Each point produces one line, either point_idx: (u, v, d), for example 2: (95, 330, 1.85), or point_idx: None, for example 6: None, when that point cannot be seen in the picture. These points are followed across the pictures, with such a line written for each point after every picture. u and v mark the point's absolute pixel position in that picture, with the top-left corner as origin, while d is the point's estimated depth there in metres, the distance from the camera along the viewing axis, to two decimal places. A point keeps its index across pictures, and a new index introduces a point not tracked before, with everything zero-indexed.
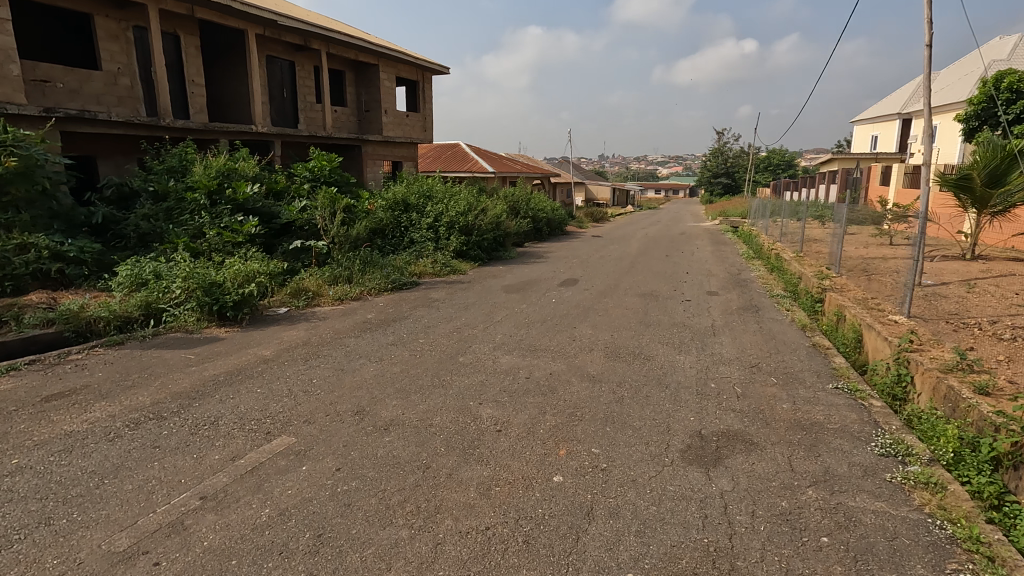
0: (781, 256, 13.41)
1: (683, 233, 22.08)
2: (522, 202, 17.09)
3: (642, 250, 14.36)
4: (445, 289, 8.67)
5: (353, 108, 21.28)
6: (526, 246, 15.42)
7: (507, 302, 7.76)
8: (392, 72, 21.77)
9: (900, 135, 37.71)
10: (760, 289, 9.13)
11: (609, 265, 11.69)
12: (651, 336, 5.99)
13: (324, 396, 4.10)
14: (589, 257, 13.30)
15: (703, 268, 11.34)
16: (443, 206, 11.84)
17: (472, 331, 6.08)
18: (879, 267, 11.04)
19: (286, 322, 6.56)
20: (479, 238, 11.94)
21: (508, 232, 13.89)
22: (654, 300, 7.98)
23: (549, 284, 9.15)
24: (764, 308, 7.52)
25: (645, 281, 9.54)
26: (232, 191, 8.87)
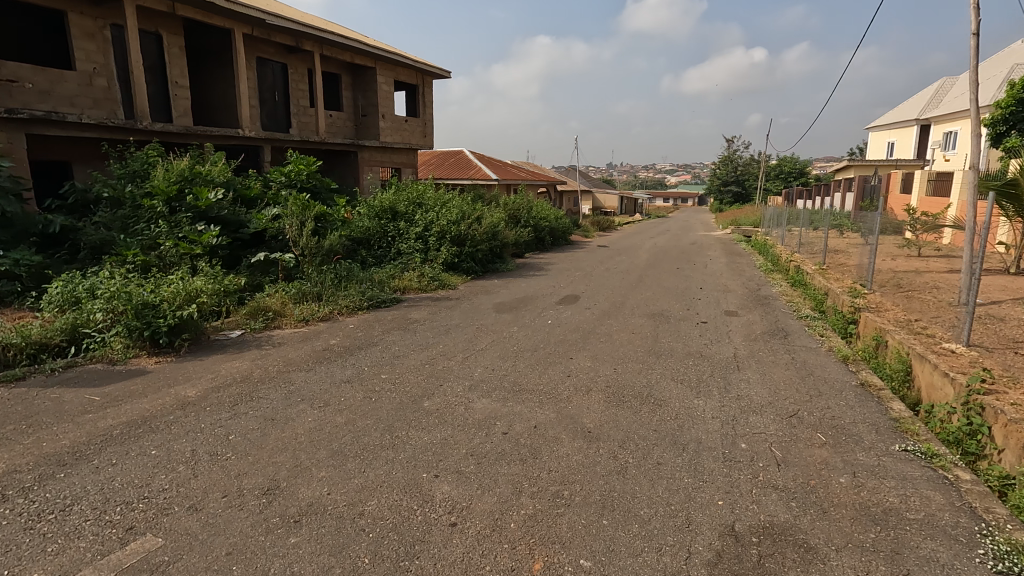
0: (801, 269, 12.33)
1: (694, 243, 21.04)
2: (523, 211, 16.14)
3: (651, 262, 13.35)
4: (429, 309, 7.71)
5: (348, 112, 20.52)
6: (526, 257, 14.46)
7: (496, 324, 6.78)
8: (390, 76, 21.00)
9: (918, 142, 36.50)
10: (783, 308, 8.07)
11: (614, 279, 10.68)
12: (661, 371, 5.00)
13: (233, 463, 3.13)
14: (593, 270, 12.30)
15: (718, 283, 10.31)
16: (433, 213, 10.93)
17: (448, 363, 5.12)
18: (914, 283, 9.96)
19: (233, 350, 5.61)
20: (473, 249, 10.98)
21: (506, 242, 12.93)
22: (665, 322, 6.96)
23: (546, 302, 8.18)
24: (793, 333, 6.48)
25: (653, 299, 8.54)
26: (193, 198, 7.94)
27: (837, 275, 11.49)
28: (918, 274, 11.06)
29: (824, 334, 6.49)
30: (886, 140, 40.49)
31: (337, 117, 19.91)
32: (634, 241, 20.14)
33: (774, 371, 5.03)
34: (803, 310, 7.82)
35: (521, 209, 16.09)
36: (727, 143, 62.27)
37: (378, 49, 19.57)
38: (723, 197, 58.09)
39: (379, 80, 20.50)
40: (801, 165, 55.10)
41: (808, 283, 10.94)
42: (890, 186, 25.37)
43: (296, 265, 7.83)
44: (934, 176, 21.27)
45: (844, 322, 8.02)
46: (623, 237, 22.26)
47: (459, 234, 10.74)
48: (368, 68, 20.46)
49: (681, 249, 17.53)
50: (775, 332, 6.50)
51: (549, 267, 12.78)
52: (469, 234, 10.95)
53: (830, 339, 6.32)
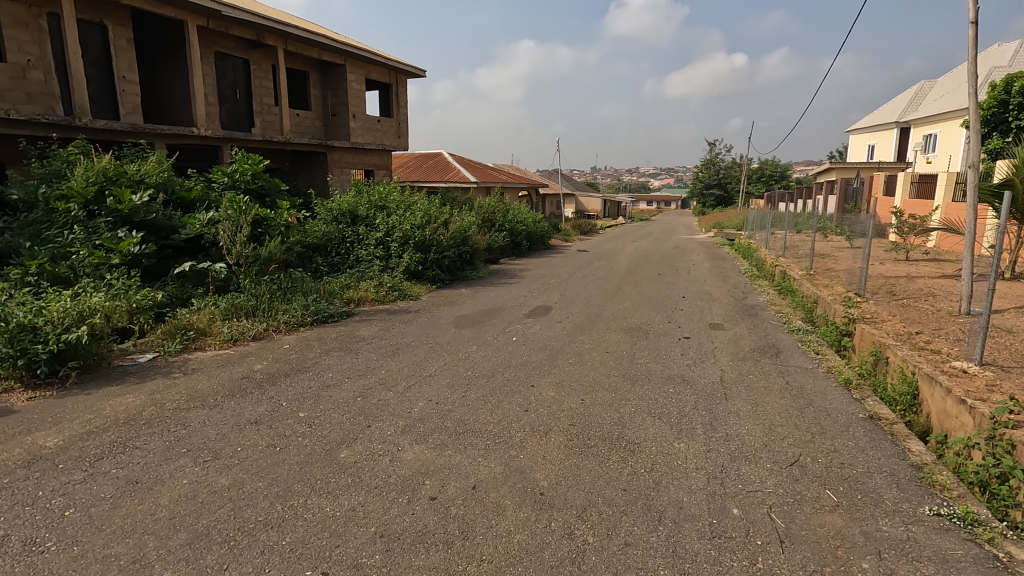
0: (788, 275, 11.72)
1: (677, 247, 20.45)
2: (498, 214, 15.36)
3: (632, 268, 12.66)
4: (381, 324, 6.89)
5: (317, 112, 19.61)
6: (501, 263, 13.70)
7: (454, 343, 5.99)
8: (361, 74, 20.13)
9: (898, 145, 36.57)
10: (772, 319, 7.40)
11: (592, 287, 9.95)
12: (636, 402, 4.25)
13: (49, 560, 2.29)
14: (570, 277, 11.57)
15: (701, 290, 9.64)
16: (396, 217, 10.11)
17: (384, 396, 4.32)
18: (908, 289, 9.38)
19: (135, 379, 4.73)
20: (439, 255, 10.17)
21: (478, 248, 12.16)
22: (643, 338, 6.24)
23: (514, 315, 7.41)
24: (785, 350, 5.79)
25: (632, 310, 7.81)
26: (114, 200, 6.96)
27: (825, 281, 10.90)
28: (911, 280, 10.51)
29: (820, 351, 5.80)
30: (867, 143, 40.54)
31: (304, 117, 18.98)
32: (616, 245, 19.49)
33: (766, 400, 4.31)
34: (794, 322, 7.16)
35: (495, 213, 15.31)
36: (710, 146, 62.33)
37: (347, 45, 18.70)
38: (706, 200, 57.99)
39: (349, 78, 19.61)
40: (783, 168, 55.20)
41: (796, 291, 10.32)
42: (873, 189, 25.11)
43: (230, 276, 6.95)
44: (918, 177, 20.98)
45: (836, 334, 7.37)
46: (605, 241, 21.61)
47: (423, 240, 9.94)
48: (337, 66, 19.57)
49: (663, 253, 16.91)
50: (764, 349, 5.82)
51: (524, 274, 12.02)
52: (435, 240, 10.15)
53: (828, 357, 5.63)
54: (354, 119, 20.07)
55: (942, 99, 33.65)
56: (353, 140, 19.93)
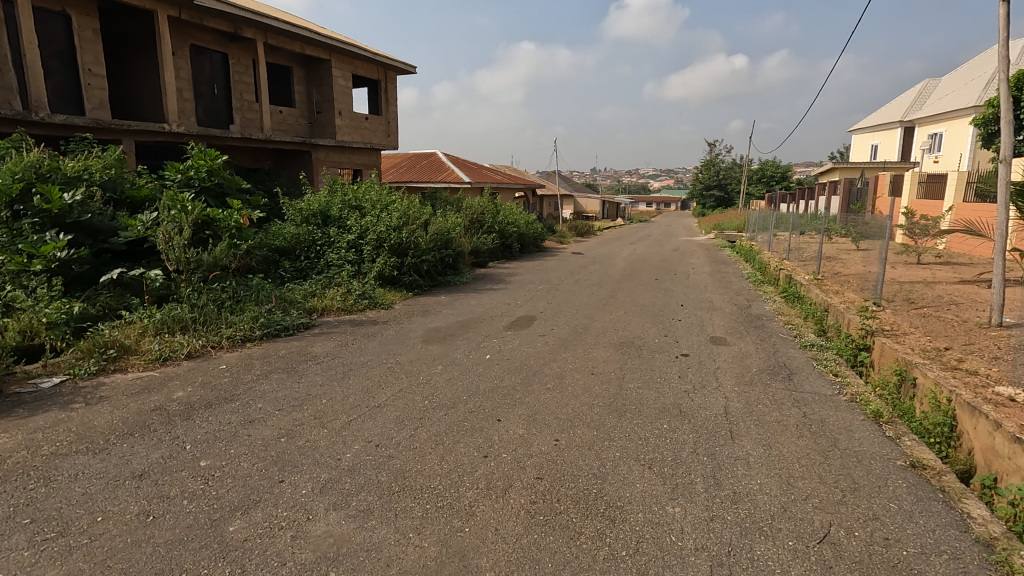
0: (796, 280, 10.96)
1: (676, 249, 19.69)
2: (486, 215, 14.59)
3: (627, 273, 11.90)
4: (341, 339, 6.11)
5: (301, 109, 18.87)
6: (489, 267, 12.94)
7: (418, 362, 5.22)
8: (347, 69, 19.38)
9: (902, 144, 35.85)
10: (782, 333, 6.63)
11: (583, 295, 9.20)
12: (624, 443, 3.49)
13: None
14: (561, 282, 10.81)
15: (701, 298, 8.88)
16: (370, 218, 9.33)
17: (316, 435, 3.54)
18: (926, 297, 8.63)
19: (25, 412, 3.95)
20: (418, 258, 9.40)
21: (462, 250, 11.40)
22: (636, 356, 5.46)
23: (493, 327, 6.65)
24: (798, 371, 5.03)
25: (624, 322, 7.04)
26: (40, 199, 6.11)
27: (835, 287, 10.15)
28: (928, 286, 9.76)
29: (840, 373, 5.04)
30: (870, 143, 39.89)
31: (287, 114, 18.23)
32: (612, 248, 18.77)
33: (782, 441, 3.54)
34: (807, 336, 6.39)
35: (484, 214, 14.57)
36: (709, 147, 61.64)
37: (331, 39, 17.96)
38: (706, 202, 57.27)
39: (334, 73, 18.85)
40: (784, 169, 54.48)
41: (805, 298, 9.55)
42: (878, 189, 24.43)
43: (171, 283, 6.16)
44: (926, 178, 20.36)
45: (851, 349, 6.61)
46: (601, 244, 20.87)
47: (400, 243, 9.16)
48: (322, 61, 18.82)
49: (661, 256, 16.16)
50: (774, 370, 5.06)
51: (512, 279, 11.28)
52: (413, 242, 9.36)
53: (851, 382, 4.85)
54: (340, 116, 19.32)
55: (947, 98, 33.01)
56: (339, 139, 19.19)
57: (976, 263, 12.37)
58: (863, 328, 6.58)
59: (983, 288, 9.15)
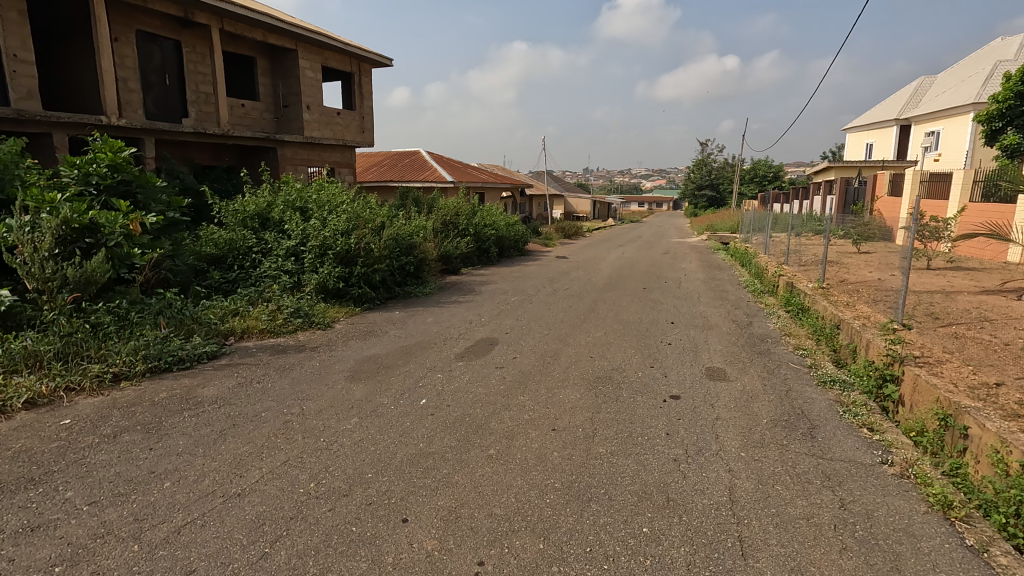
0: (800, 290, 9.82)
1: (667, 253, 18.57)
2: (459, 217, 13.39)
3: (613, 281, 10.76)
4: (246, 374, 4.89)
5: (265, 103, 17.59)
6: (460, 274, 11.75)
7: (328, 411, 4.01)
8: (316, 60, 18.11)
9: (898, 143, 34.98)
10: (792, 361, 5.46)
11: (560, 309, 8.03)
12: (581, 569, 2.31)
13: None
14: (537, 291, 9.65)
15: (694, 312, 7.75)
16: (314, 221, 8.09)
17: (115, 559, 2.33)
18: (951, 311, 7.53)
19: None
20: (370, 267, 8.16)
21: (427, 256, 10.21)
22: (612, 400, 4.29)
23: (442, 356, 5.46)
24: (819, 422, 3.87)
25: (602, 348, 5.87)
26: None
27: (845, 298, 9.02)
28: (948, 297, 8.69)
29: (878, 430, 3.76)
30: (864, 141, 39.06)
31: (250, 107, 16.94)
32: (599, 252, 17.63)
33: (817, 561, 2.37)
34: (824, 368, 5.14)
35: (458, 216, 13.37)
36: (701, 147, 60.79)
37: (297, 27, 16.70)
38: (698, 202, 56.37)
39: (301, 65, 17.58)
40: (776, 168, 53.65)
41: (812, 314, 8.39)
42: (877, 189, 23.51)
43: (33, 306, 4.94)
44: (928, 177, 19.46)
45: (873, 380, 5.46)
46: (587, 247, 19.72)
47: (347, 250, 7.93)
48: (288, 52, 17.54)
49: (650, 261, 15.03)
50: (789, 421, 3.91)
51: (483, 288, 10.10)
52: (364, 249, 8.14)
53: (895, 443, 3.57)
54: (308, 110, 18.05)
55: (944, 96, 32.19)
56: (307, 134, 17.93)
57: (992, 268, 11.34)
58: (891, 357, 5.40)
59: (1012, 300, 8.08)
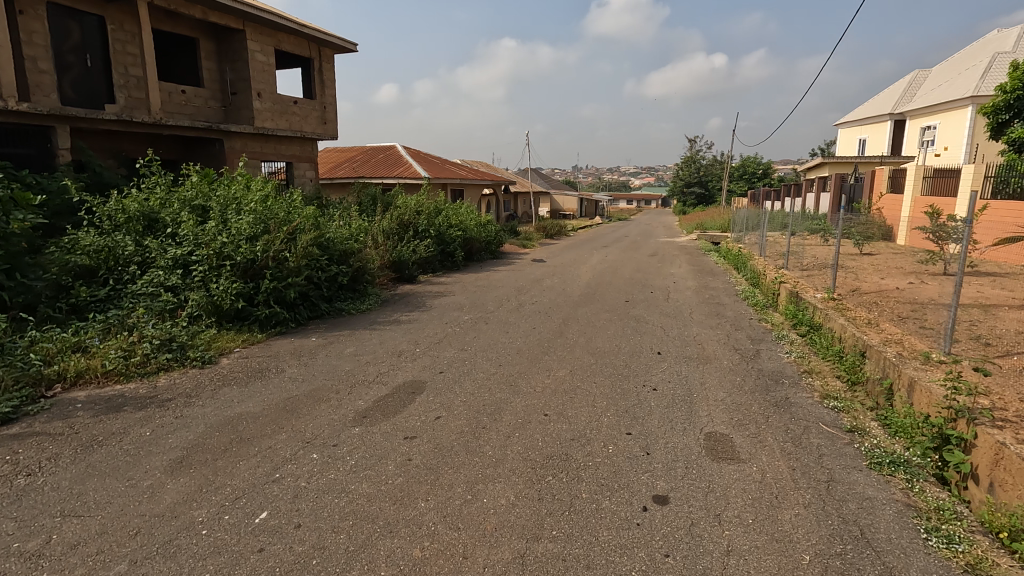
0: (809, 303, 8.35)
1: (655, 254, 17.14)
2: (418, 218, 11.78)
3: (591, 292, 9.25)
4: (25, 457, 3.27)
5: (210, 89, 15.84)
6: (416, 283, 10.20)
7: (92, 545, 2.43)
8: (267, 42, 16.37)
9: (893, 138, 33.85)
10: (822, 419, 3.93)
11: (520, 331, 6.50)
12: None
13: None
14: (499, 306, 8.11)
15: (685, 337, 6.24)
16: (210, 224, 6.42)
17: None
18: (1003, 333, 6.07)
19: None
20: (284, 280, 6.50)
21: (370, 264, 8.62)
22: (562, 510, 2.75)
23: (336, 416, 3.90)
24: (896, 562, 2.37)
25: (563, 397, 4.33)
26: None
27: (864, 314, 7.54)
28: (988, 313, 7.26)
29: None
30: (857, 136, 37.99)
31: (191, 94, 15.19)
32: (580, 255, 16.13)
33: None
34: (874, 436, 3.58)
35: (416, 216, 11.76)
36: (689, 143, 59.58)
37: (243, 5, 14.96)
38: (686, 199, 55.18)
39: (249, 47, 15.83)
40: (766, 165, 52.50)
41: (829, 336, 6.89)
42: (875, 186, 22.31)
43: None
44: (933, 172, 18.25)
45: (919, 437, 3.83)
46: (569, 249, 18.24)
47: (252, 260, 6.28)
48: (235, 32, 15.79)
49: (635, 265, 13.60)
50: (845, 559, 2.39)
51: (435, 301, 8.53)
52: (275, 258, 6.49)
53: None
54: (259, 98, 16.33)
55: (939, 89, 31.10)
56: (257, 125, 16.19)
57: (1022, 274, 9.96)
58: (945, 405, 3.80)
59: None
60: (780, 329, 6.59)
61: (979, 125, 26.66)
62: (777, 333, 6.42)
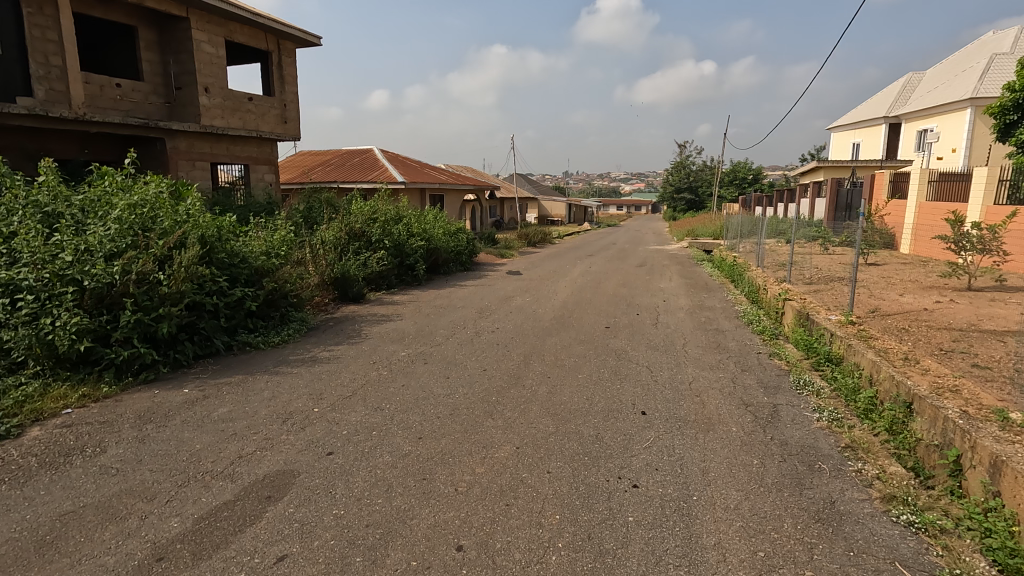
0: (829, 332, 6.91)
1: (643, 265, 15.74)
2: (371, 227, 10.29)
3: (565, 314, 7.83)
4: None
5: (151, 83, 14.23)
6: (362, 303, 8.72)
7: None
8: (216, 32, 14.86)
9: (887, 142, 32.89)
10: (897, 555, 2.47)
11: (466, 375, 5.03)
12: None
13: None
14: (451, 335, 6.65)
15: (678, 383, 4.80)
16: (57, 238, 4.88)
17: None
18: None
19: None
20: (154, 310, 4.95)
21: (296, 285, 7.09)
22: None
23: (114, 560, 2.38)
24: None
25: (495, 507, 2.85)
26: None
27: (899, 347, 6.11)
28: None
29: None
30: (850, 140, 37.05)
31: (128, 88, 13.58)
32: (561, 266, 14.70)
33: None
34: None
35: (369, 225, 10.27)
36: (680, 148, 58.55)
37: None
38: (676, 204, 54.08)
39: (195, 37, 14.31)
40: (757, 170, 51.46)
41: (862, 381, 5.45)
42: (875, 191, 21.16)
43: None
44: (939, 176, 17.06)
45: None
46: (550, 258, 16.83)
47: (107, 285, 4.75)
48: (178, 20, 14.22)
49: (621, 278, 12.19)
50: None
51: (374, 328, 7.01)
52: (142, 283, 4.94)
53: None
54: (207, 94, 14.79)
55: (935, 92, 30.17)
56: (203, 124, 14.62)
57: None
58: None
59: None
60: (799, 372, 5.17)
61: (978, 127, 25.82)
62: (795, 376, 5.00)
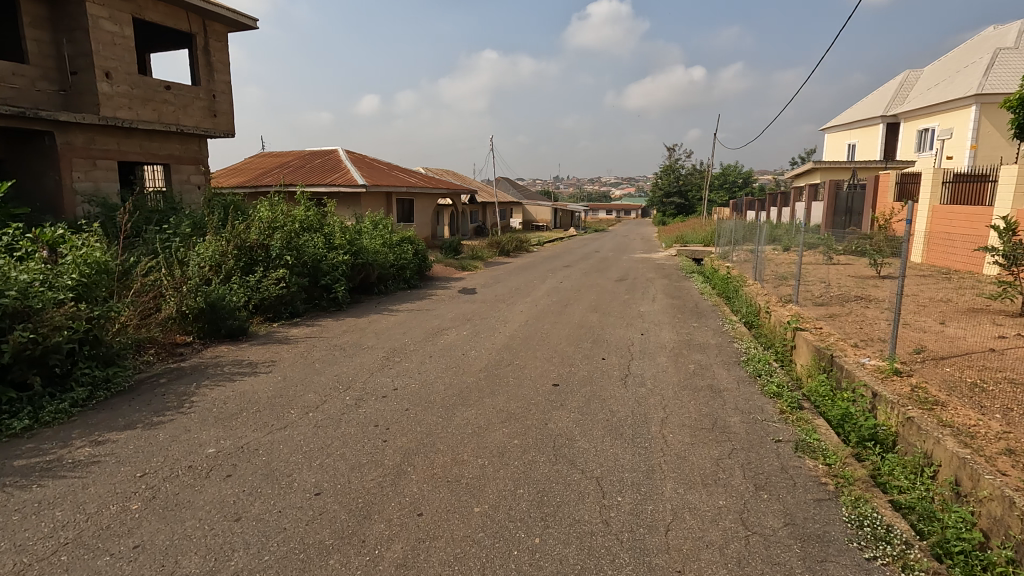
0: (874, 394, 4.80)
1: (624, 278, 13.67)
2: (271, 239, 8.09)
3: (505, 362, 5.70)
4: None
5: (40, 67, 11.94)
6: (240, 342, 6.55)
7: None
8: (119, 7, 12.60)
9: (885, 142, 31.19)
10: None
11: (273, 514, 2.83)
12: None
13: None
14: (321, 403, 4.49)
15: (647, 539, 2.64)
16: None
17: None
18: None
19: None
20: None
21: (101, 327, 4.88)
22: None
23: None
24: None
25: None
26: None
27: (990, 426, 4.01)
28: None
29: None
30: (845, 141, 35.35)
31: (6, 72, 11.29)
32: (527, 281, 12.55)
33: None
34: None
35: (268, 236, 8.06)
36: (669, 151, 56.83)
37: None
38: (665, 209, 52.20)
39: (91, 11, 12.06)
40: (747, 173, 49.76)
41: (949, 498, 3.35)
42: (879, 193, 19.27)
43: None
44: (955, 177, 15.17)
45: None
46: (519, 271, 14.72)
47: None
48: None
49: (594, 297, 10.11)
50: None
51: (212, 391, 4.77)
52: None
53: None
54: (109, 80, 12.52)
55: (935, 89, 28.50)
56: (103, 116, 12.30)
57: None
58: None
59: None
60: (852, 488, 3.08)
61: (984, 126, 24.14)
62: (849, 503, 2.91)
